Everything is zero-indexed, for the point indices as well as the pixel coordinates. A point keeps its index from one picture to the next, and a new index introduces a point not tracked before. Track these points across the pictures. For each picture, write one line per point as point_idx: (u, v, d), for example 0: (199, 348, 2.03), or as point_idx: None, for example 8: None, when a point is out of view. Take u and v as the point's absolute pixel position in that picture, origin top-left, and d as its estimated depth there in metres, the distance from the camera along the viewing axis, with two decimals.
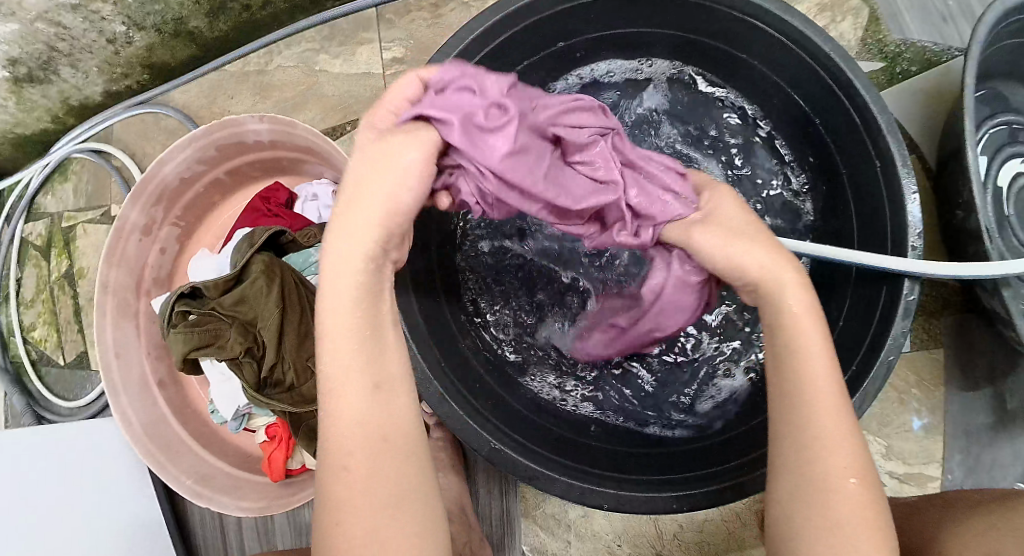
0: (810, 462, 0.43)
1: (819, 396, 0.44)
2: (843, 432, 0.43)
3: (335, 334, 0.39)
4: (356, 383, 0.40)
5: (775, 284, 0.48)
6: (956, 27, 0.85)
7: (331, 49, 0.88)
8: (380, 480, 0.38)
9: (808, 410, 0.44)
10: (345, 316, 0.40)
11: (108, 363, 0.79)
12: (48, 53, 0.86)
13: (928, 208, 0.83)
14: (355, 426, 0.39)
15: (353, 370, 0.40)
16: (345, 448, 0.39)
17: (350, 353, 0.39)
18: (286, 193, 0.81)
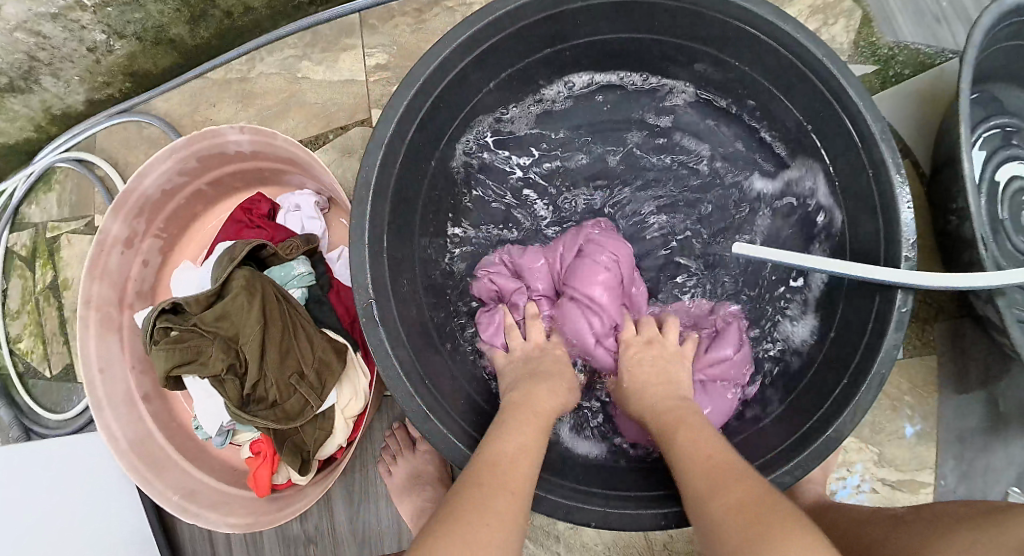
0: (701, 512, 0.46)
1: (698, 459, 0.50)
2: (720, 478, 0.47)
3: (509, 428, 0.53)
4: (512, 459, 0.50)
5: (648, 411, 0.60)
6: (949, 28, 0.83)
7: (313, 56, 0.87)
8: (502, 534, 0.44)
9: (689, 474, 0.49)
10: (513, 420, 0.54)
11: (91, 379, 0.78)
12: (29, 62, 0.85)
13: (922, 213, 0.82)
14: (504, 487, 0.47)
15: (514, 449, 0.51)
16: (484, 500, 0.46)
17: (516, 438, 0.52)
18: (268, 204, 0.80)
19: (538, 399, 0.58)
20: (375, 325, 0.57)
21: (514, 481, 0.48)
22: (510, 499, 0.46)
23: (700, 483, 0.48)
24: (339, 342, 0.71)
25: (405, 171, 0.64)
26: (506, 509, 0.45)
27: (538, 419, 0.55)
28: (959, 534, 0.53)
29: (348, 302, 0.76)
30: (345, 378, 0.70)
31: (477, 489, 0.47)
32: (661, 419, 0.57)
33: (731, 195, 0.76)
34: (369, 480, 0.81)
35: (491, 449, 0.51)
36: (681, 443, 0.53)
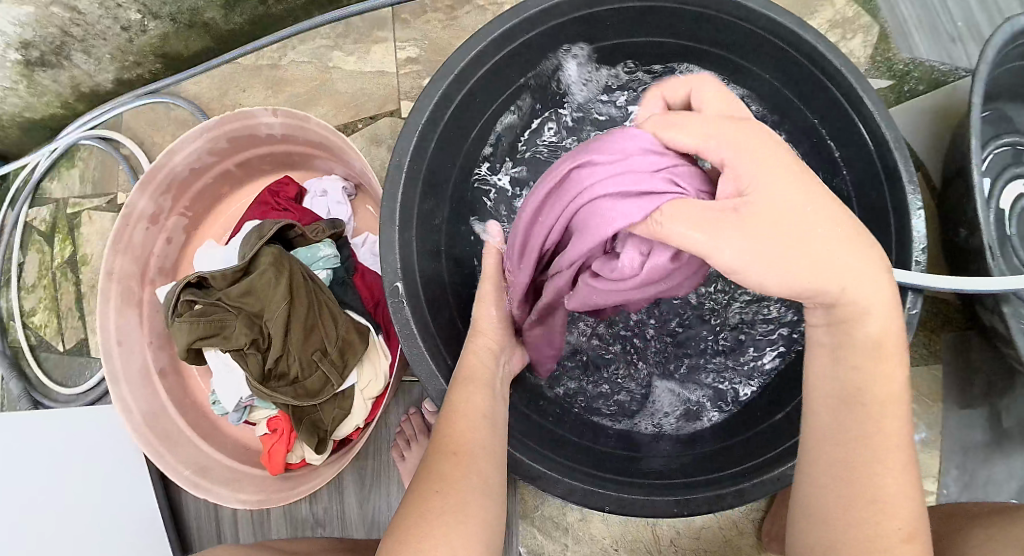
0: (873, 503, 0.41)
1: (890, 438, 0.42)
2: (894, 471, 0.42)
3: (461, 385, 0.52)
4: (467, 423, 0.50)
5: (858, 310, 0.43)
6: (963, 48, 0.86)
7: (347, 46, 0.89)
8: (462, 510, 0.46)
9: (874, 451, 0.42)
10: (466, 377, 0.53)
11: (110, 351, 0.78)
12: (62, 38, 0.86)
13: (933, 226, 0.84)
14: (454, 460, 0.48)
15: (463, 413, 0.50)
16: (441, 476, 0.47)
17: (465, 399, 0.51)
18: (295, 187, 0.82)
19: (470, 360, 0.56)
20: (401, 305, 0.58)
21: (457, 444, 0.49)
22: (457, 463, 0.48)
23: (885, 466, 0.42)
24: (361, 323, 0.72)
25: (437, 159, 0.65)
26: (460, 478, 0.47)
27: (480, 379, 0.54)
28: (978, 535, 0.53)
29: (373, 284, 0.76)
30: (366, 358, 0.71)
31: (427, 463, 0.49)
32: (874, 332, 0.43)
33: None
34: (382, 464, 0.82)
35: (447, 415, 0.51)
36: (885, 392, 0.43)
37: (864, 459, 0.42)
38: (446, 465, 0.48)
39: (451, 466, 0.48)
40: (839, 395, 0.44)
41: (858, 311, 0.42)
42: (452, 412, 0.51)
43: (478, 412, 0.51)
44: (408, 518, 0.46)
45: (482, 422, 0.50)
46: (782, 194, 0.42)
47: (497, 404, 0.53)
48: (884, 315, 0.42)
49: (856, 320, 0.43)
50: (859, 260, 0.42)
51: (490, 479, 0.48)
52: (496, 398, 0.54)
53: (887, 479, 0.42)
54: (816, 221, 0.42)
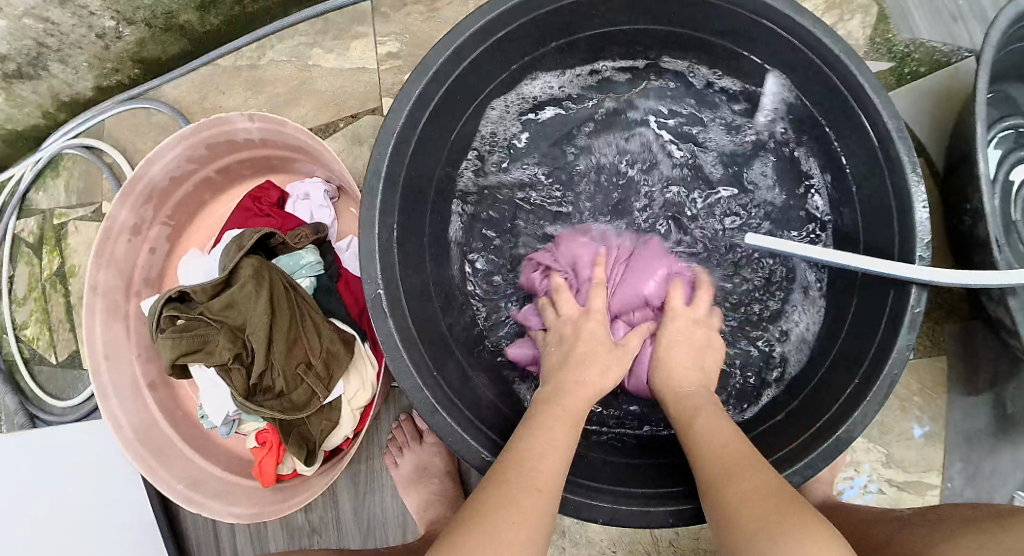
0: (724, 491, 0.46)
1: (715, 439, 0.51)
2: (746, 473, 0.47)
3: (548, 419, 0.52)
4: (549, 457, 0.49)
5: (667, 384, 0.60)
6: (965, 28, 0.81)
7: (325, 43, 0.86)
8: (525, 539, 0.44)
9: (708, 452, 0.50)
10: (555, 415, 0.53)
11: (98, 367, 0.77)
12: (37, 50, 0.84)
13: (937, 212, 0.81)
14: (531, 482, 0.46)
15: (547, 444, 0.50)
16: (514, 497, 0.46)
17: (550, 430, 0.51)
18: (277, 192, 0.80)
19: (565, 396, 0.54)
20: (384, 315, 0.56)
21: (546, 484, 0.47)
22: (539, 500, 0.46)
23: (727, 472, 0.47)
24: (346, 332, 0.71)
25: (416, 162, 0.63)
26: (540, 513, 0.45)
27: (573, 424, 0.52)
28: (970, 539, 0.50)
29: (357, 291, 0.75)
30: (353, 367, 0.70)
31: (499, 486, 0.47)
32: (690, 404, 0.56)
33: (747, 187, 0.75)
34: (374, 471, 0.81)
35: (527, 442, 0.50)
36: (705, 431, 0.52)
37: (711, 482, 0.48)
38: (519, 488, 0.46)
39: (524, 490, 0.46)
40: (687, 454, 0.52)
41: (674, 381, 0.59)
42: (536, 444, 0.49)
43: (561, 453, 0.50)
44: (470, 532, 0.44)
45: (552, 463, 0.48)
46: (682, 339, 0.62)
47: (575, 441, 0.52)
48: (682, 373, 0.59)
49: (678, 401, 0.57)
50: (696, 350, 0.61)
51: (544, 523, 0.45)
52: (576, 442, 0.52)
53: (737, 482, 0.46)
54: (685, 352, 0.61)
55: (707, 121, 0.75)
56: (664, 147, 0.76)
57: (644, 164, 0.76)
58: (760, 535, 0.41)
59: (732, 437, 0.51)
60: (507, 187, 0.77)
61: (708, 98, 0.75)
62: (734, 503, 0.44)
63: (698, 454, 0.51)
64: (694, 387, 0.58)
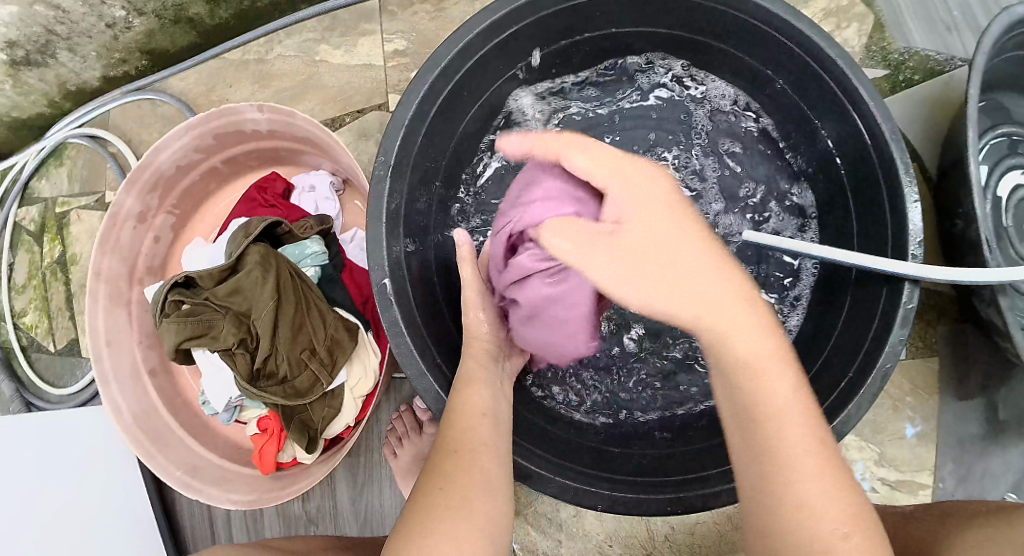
0: (797, 499, 0.42)
1: (798, 429, 0.44)
2: (818, 464, 0.43)
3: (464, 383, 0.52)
4: (477, 420, 0.49)
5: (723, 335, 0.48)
6: (959, 37, 0.84)
7: (333, 40, 0.88)
8: (467, 513, 0.45)
9: (792, 444, 0.43)
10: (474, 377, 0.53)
11: (99, 352, 0.77)
12: (46, 37, 0.85)
13: (929, 216, 0.83)
14: (462, 454, 0.48)
15: (469, 411, 0.50)
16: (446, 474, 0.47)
17: (472, 396, 0.51)
18: (282, 183, 0.81)
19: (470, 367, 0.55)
20: (390, 303, 0.57)
21: (465, 443, 0.48)
22: (461, 464, 0.47)
23: (816, 480, 0.42)
24: (350, 320, 0.72)
25: (422, 155, 0.64)
26: (470, 476, 0.47)
27: (477, 380, 0.53)
28: (977, 537, 0.52)
29: (362, 282, 0.76)
30: (356, 356, 0.71)
31: (435, 463, 0.48)
32: (748, 351, 0.47)
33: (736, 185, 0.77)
34: (374, 463, 0.82)
35: (455, 409, 0.50)
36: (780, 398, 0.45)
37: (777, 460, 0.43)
38: (447, 464, 0.47)
39: (456, 468, 0.47)
40: (731, 394, 0.47)
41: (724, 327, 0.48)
42: (462, 406, 0.50)
43: (483, 410, 0.50)
44: (415, 515, 0.46)
45: (484, 427, 0.49)
46: (659, 229, 0.52)
47: (492, 396, 0.52)
48: (739, 327, 0.48)
49: (726, 346, 0.48)
50: (697, 263, 0.51)
51: (497, 476, 0.47)
52: (495, 393, 0.53)
53: (804, 478, 0.42)
54: (686, 259, 0.52)
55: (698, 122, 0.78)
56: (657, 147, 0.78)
57: None
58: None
59: (816, 432, 0.44)
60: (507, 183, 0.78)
61: (700, 100, 0.77)
62: (825, 519, 0.41)
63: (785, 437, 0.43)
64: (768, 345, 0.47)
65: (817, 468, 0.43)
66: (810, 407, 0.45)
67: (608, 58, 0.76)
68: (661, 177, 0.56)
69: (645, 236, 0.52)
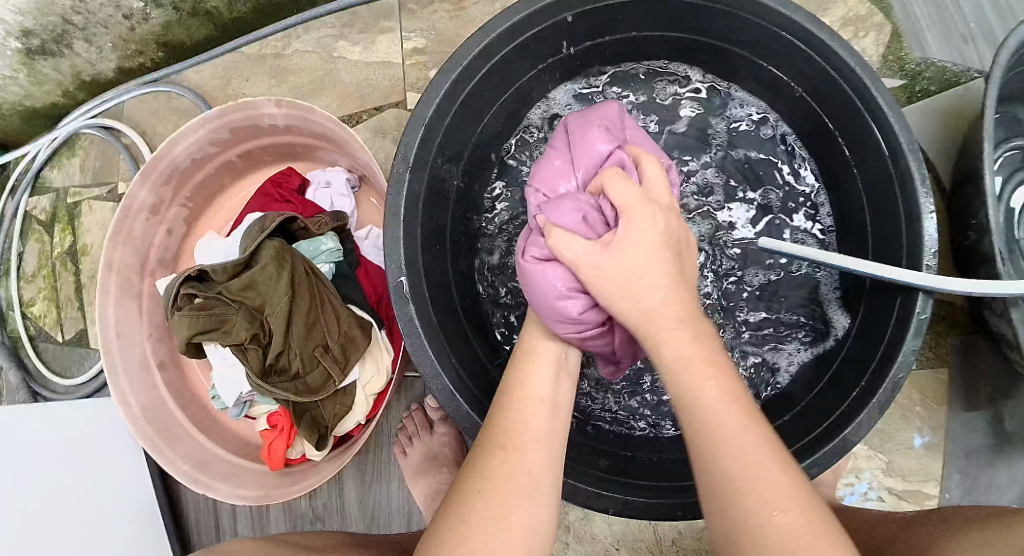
0: (731, 497, 0.39)
1: (717, 421, 0.41)
2: (768, 463, 0.39)
3: (526, 358, 0.52)
4: (532, 403, 0.48)
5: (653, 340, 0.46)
6: (976, 49, 0.84)
7: (351, 36, 0.88)
8: (508, 509, 0.41)
9: (713, 439, 0.40)
10: (537, 354, 0.53)
11: (109, 343, 0.77)
12: (62, 27, 0.85)
13: (943, 227, 0.83)
14: (507, 443, 0.45)
15: (526, 392, 0.49)
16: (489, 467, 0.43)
17: (529, 374, 0.51)
18: (298, 179, 0.81)
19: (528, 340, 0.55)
20: (405, 301, 0.56)
21: (510, 439, 0.45)
22: (505, 459, 0.44)
23: (742, 469, 0.39)
24: (363, 318, 0.71)
25: (441, 153, 0.64)
26: (511, 477, 0.43)
27: (538, 357, 0.52)
28: (976, 537, 0.51)
29: (376, 279, 0.76)
30: (369, 354, 0.70)
31: (475, 456, 0.45)
32: (675, 353, 0.44)
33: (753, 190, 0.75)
34: (382, 461, 0.82)
35: (513, 393, 0.49)
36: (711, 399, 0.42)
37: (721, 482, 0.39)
38: (489, 456, 0.44)
39: (501, 463, 0.44)
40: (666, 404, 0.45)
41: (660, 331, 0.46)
42: (522, 389, 0.49)
43: (539, 397, 0.49)
44: (451, 514, 0.42)
45: (537, 413, 0.47)
46: (630, 253, 0.47)
47: (558, 382, 0.51)
48: (667, 330, 0.45)
49: (656, 350, 0.46)
50: (647, 280, 0.47)
51: (543, 483, 0.44)
52: (559, 380, 0.51)
53: (735, 469, 0.39)
54: (646, 288, 0.47)
55: (716, 126, 0.77)
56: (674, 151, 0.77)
57: None
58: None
59: (744, 421, 0.41)
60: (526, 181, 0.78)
61: (719, 106, 0.77)
62: (760, 512, 0.37)
63: (703, 434, 0.41)
64: (696, 346, 0.44)
65: (746, 457, 0.39)
66: (736, 395, 0.42)
67: (629, 62, 0.76)
68: (663, 226, 0.48)
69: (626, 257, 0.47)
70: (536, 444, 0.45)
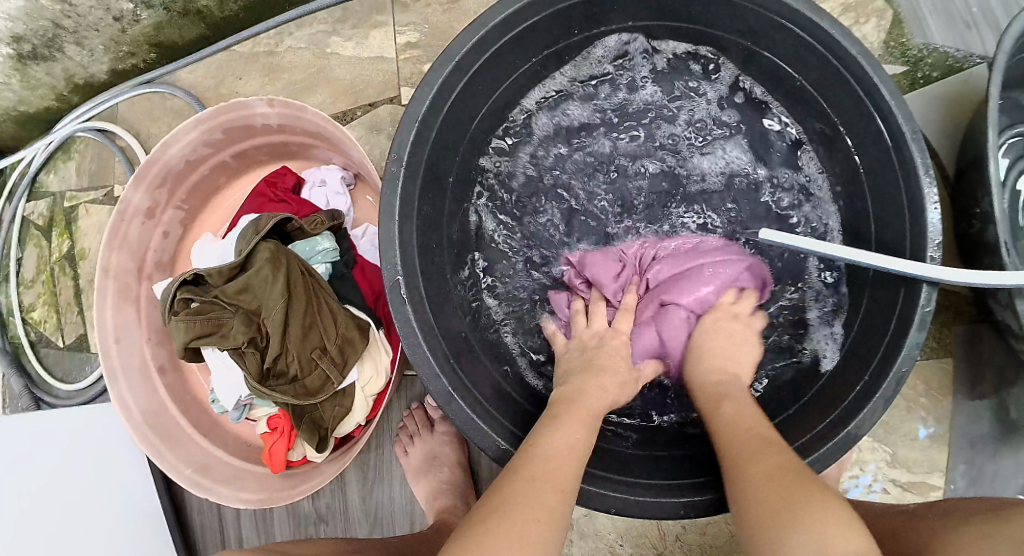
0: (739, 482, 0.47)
1: (735, 427, 0.53)
2: (765, 453, 0.49)
3: (569, 410, 0.53)
4: (573, 449, 0.49)
5: (697, 376, 0.62)
6: (978, 34, 0.81)
7: (343, 31, 0.86)
8: (548, 540, 0.43)
9: (728, 442, 0.52)
10: (587, 411, 0.54)
11: (108, 349, 0.77)
12: (53, 30, 0.84)
13: (946, 214, 0.81)
14: (555, 478, 0.46)
15: (572, 442, 0.50)
16: (537, 496, 0.45)
17: (575, 429, 0.51)
18: (293, 178, 0.80)
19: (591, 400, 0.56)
20: (402, 302, 0.56)
21: (563, 477, 0.47)
22: (557, 491, 0.46)
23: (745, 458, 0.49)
24: (361, 318, 0.71)
25: (437, 149, 0.62)
26: (559, 508, 0.45)
27: (589, 414, 0.54)
28: (971, 529, 0.50)
29: (373, 278, 0.75)
30: (368, 355, 0.70)
31: (523, 478, 0.46)
32: (707, 381, 0.61)
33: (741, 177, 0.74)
34: (384, 461, 0.81)
35: (560, 437, 0.50)
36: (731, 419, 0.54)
37: (727, 476, 0.49)
38: (539, 482, 0.46)
39: (548, 491, 0.45)
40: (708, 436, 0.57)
41: (708, 366, 0.62)
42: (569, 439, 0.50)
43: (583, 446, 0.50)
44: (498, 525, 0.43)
45: (579, 460, 0.49)
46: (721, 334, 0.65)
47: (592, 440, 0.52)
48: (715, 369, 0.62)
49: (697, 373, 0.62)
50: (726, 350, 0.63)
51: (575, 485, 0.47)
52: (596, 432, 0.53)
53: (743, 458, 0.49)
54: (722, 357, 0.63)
55: (713, 112, 0.75)
56: (667, 138, 0.75)
57: (650, 155, 0.75)
58: (781, 510, 0.43)
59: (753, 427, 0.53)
60: (515, 166, 0.76)
61: (717, 91, 0.74)
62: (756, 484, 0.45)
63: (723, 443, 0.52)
64: (728, 379, 0.61)
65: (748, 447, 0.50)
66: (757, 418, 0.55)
67: (628, 45, 0.72)
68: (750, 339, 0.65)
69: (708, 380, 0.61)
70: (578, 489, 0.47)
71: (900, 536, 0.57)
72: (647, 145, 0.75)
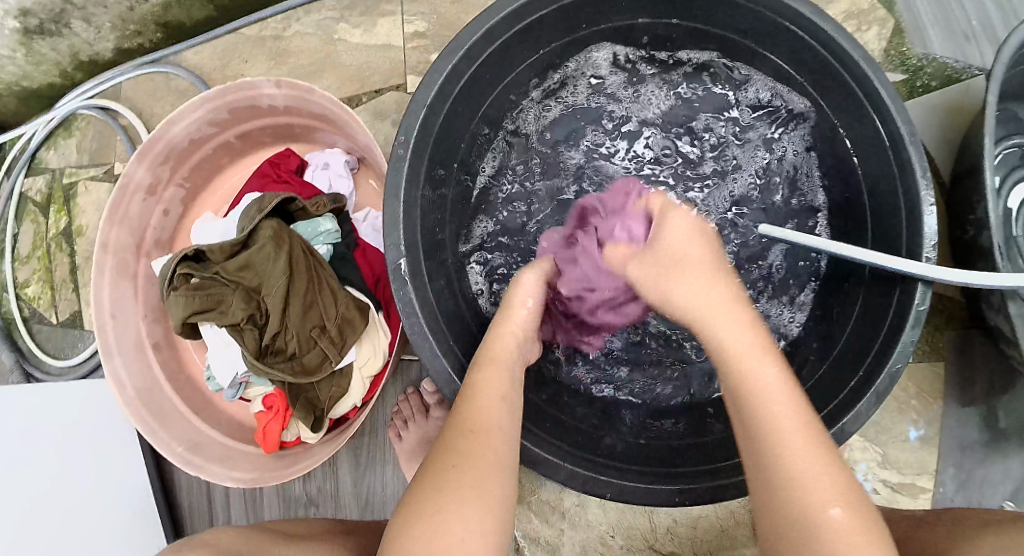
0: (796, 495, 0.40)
1: (779, 402, 0.43)
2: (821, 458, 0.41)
3: (487, 360, 0.53)
4: (489, 404, 0.49)
5: (693, 312, 0.50)
6: (977, 46, 0.84)
7: (352, 19, 0.87)
8: (472, 495, 0.44)
9: (771, 424, 0.42)
10: (498, 356, 0.53)
11: (103, 324, 0.77)
12: (61, 5, 0.84)
13: (943, 221, 0.83)
14: (474, 435, 0.47)
15: (488, 397, 0.49)
16: (451, 456, 0.46)
17: (494, 381, 0.51)
18: (296, 160, 0.80)
19: (495, 346, 0.54)
20: (404, 283, 0.56)
21: (476, 423, 0.47)
22: (474, 442, 0.47)
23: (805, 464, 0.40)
24: (360, 300, 0.71)
25: (442, 135, 0.63)
26: (480, 458, 0.46)
27: (500, 361, 0.53)
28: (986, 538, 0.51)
29: (373, 261, 0.75)
30: (367, 337, 0.70)
31: (446, 438, 0.48)
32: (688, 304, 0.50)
33: (740, 175, 0.76)
34: (377, 445, 0.81)
35: (472, 392, 0.50)
36: (774, 386, 0.43)
37: (775, 475, 0.41)
38: (461, 443, 0.47)
39: (466, 448, 0.46)
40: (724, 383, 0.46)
41: (678, 286, 0.51)
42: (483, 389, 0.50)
43: (500, 392, 0.50)
44: (425, 488, 0.45)
45: (497, 410, 0.49)
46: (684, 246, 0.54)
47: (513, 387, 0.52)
48: (706, 299, 0.49)
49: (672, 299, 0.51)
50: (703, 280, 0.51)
51: (507, 460, 0.47)
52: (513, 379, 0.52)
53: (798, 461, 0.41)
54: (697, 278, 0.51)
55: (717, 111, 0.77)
56: (669, 136, 0.77)
57: (654, 150, 0.77)
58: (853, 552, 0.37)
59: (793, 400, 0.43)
60: (518, 157, 0.77)
61: (721, 90, 0.76)
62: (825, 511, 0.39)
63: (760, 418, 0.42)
64: (728, 297, 0.49)
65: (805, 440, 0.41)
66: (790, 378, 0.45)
67: (631, 42, 0.74)
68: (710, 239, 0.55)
69: (693, 295, 0.50)
70: (497, 437, 0.47)
71: (907, 541, 0.59)
72: (650, 142, 0.77)
